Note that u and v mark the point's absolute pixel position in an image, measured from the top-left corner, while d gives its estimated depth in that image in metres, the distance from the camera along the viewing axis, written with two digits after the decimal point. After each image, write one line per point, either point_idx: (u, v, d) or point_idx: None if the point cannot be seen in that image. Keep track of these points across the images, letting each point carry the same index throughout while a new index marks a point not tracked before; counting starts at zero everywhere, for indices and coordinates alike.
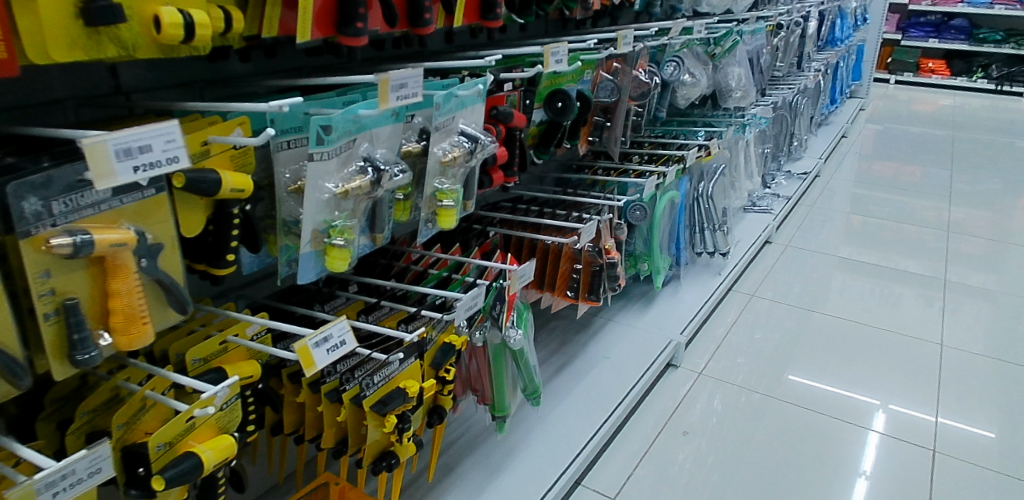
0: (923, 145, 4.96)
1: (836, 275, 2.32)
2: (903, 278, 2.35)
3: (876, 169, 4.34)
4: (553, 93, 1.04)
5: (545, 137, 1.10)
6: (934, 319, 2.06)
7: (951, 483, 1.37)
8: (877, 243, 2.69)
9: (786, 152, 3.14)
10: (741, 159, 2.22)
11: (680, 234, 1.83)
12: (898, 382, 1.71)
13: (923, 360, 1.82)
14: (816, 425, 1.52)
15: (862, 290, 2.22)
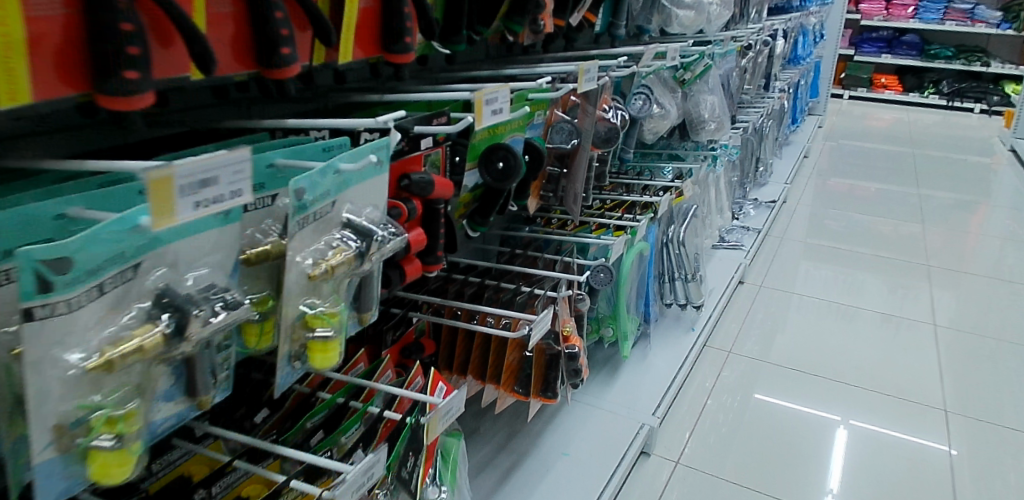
0: (883, 161, 4.86)
1: (816, 320, 2.11)
2: (885, 320, 2.16)
3: (838, 187, 4.20)
4: (492, 151, 0.76)
5: (482, 206, 0.82)
6: (893, 337, 2.05)
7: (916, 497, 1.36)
8: (853, 279, 2.50)
9: (754, 177, 2.94)
10: (712, 193, 1.98)
11: (649, 288, 1.57)
12: (861, 398, 1.71)
13: (884, 376, 1.82)
14: (784, 442, 1.51)
15: (845, 338, 2.01)
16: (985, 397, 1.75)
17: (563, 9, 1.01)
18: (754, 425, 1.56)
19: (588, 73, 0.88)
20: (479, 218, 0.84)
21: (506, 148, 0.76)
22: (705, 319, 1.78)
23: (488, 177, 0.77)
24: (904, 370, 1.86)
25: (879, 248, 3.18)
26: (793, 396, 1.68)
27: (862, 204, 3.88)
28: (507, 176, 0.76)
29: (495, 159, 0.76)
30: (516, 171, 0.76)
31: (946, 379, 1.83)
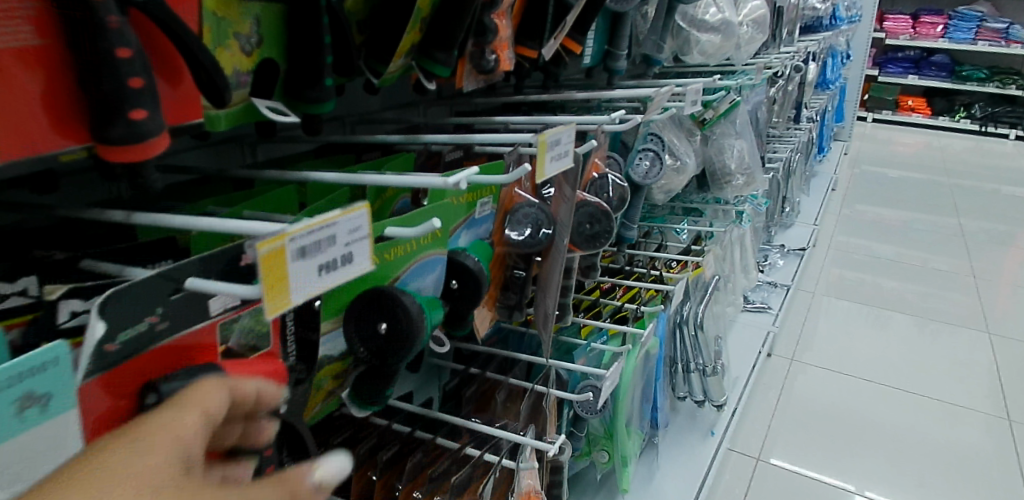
0: (914, 187, 4.51)
1: (850, 408, 1.84)
2: (920, 401, 1.92)
3: (866, 216, 3.85)
4: (367, 299, 0.43)
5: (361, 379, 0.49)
6: (922, 396, 1.95)
7: None
8: (886, 353, 2.20)
9: (779, 219, 2.59)
10: (737, 253, 1.63)
11: (658, 392, 1.23)
12: (887, 456, 1.66)
13: (912, 434, 1.76)
14: (803, 488, 1.52)
15: (882, 439, 1.73)
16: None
17: (539, 36, 0.70)
18: (778, 477, 1.54)
19: (554, 147, 0.53)
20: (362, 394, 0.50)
21: (394, 293, 0.42)
22: (728, 418, 1.45)
23: (366, 345, 0.44)
24: (936, 433, 1.78)
25: (918, 289, 2.84)
26: (813, 447, 1.67)
27: (895, 236, 3.53)
28: (397, 349, 0.42)
29: (373, 315, 0.43)
30: (414, 339, 0.42)
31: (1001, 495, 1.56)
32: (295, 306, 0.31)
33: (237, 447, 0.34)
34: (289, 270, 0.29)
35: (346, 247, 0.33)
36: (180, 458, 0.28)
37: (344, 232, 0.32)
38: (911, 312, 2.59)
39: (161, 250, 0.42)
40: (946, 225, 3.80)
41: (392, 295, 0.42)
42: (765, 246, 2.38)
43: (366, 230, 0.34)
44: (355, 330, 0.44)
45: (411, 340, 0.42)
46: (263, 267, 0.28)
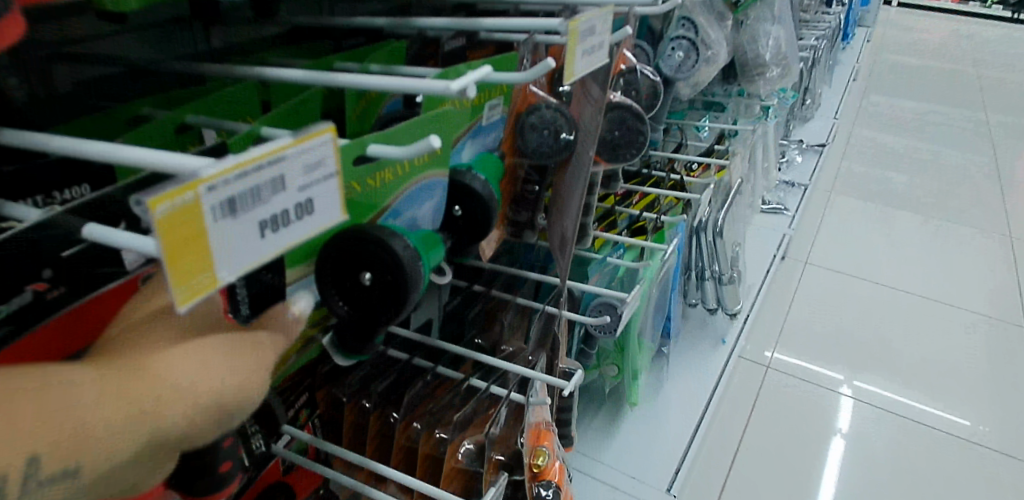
0: (936, 77, 4.28)
1: (850, 318, 1.84)
2: (923, 309, 1.91)
3: (883, 108, 3.66)
4: (343, 248, 0.37)
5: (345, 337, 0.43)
6: (926, 305, 1.93)
7: (910, 475, 1.38)
8: (895, 258, 2.16)
9: (800, 111, 2.43)
10: (760, 151, 1.51)
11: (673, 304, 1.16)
12: (883, 368, 1.67)
13: (909, 346, 1.76)
14: (795, 395, 1.56)
15: (880, 346, 1.75)
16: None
17: None
18: (775, 386, 1.58)
19: (585, 36, 0.43)
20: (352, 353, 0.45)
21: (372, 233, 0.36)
22: (740, 327, 1.39)
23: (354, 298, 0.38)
24: (936, 344, 1.78)
25: (932, 187, 2.74)
26: (810, 357, 1.68)
27: (912, 130, 3.38)
28: (389, 300, 0.37)
29: (354, 264, 0.37)
30: (412, 289, 0.37)
31: (992, 403, 1.60)
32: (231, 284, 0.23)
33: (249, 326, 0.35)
34: (208, 237, 0.21)
35: (300, 196, 0.24)
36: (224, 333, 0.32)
37: (296, 172, 0.24)
38: (925, 212, 2.51)
39: (75, 172, 0.34)
40: (966, 119, 3.64)
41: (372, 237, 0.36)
42: (783, 141, 2.24)
43: (334, 166, 0.25)
44: (334, 285, 0.38)
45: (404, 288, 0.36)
46: (159, 229, 0.20)
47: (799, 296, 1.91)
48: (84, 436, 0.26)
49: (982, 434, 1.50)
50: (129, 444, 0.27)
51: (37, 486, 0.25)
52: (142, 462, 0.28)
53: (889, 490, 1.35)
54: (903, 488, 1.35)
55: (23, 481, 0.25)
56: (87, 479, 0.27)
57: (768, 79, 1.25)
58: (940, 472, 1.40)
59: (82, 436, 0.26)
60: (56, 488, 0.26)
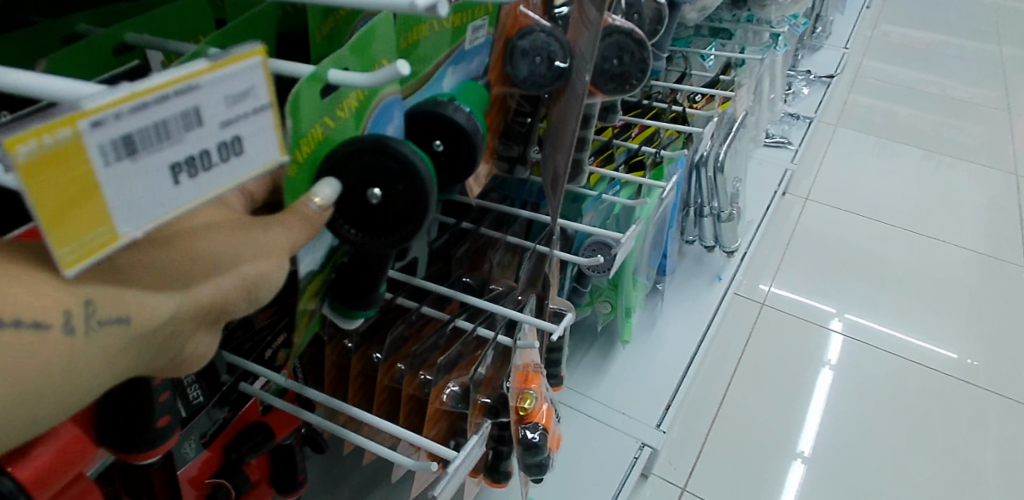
0: (950, 5, 4.11)
1: (848, 254, 1.82)
2: (922, 246, 1.88)
3: (893, 38, 3.53)
4: (343, 166, 0.36)
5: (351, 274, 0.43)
6: (926, 242, 1.90)
7: (898, 409, 1.39)
8: (897, 194, 2.12)
9: (810, 40, 2.34)
10: (767, 81, 1.45)
11: (669, 239, 1.13)
12: (878, 304, 1.67)
13: (906, 283, 1.75)
14: (789, 330, 1.56)
15: (878, 282, 1.74)
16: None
17: None
18: (770, 322, 1.57)
19: None
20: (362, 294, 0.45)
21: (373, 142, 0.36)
22: (738, 263, 1.36)
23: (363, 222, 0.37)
24: (933, 281, 1.76)
25: (939, 121, 2.67)
26: (805, 292, 1.67)
27: (923, 62, 3.27)
28: (409, 215, 0.36)
29: (359, 182, 0.36)
30: (427, 194, 0.36)
31: (985, 341, 1.60)
32: (134, 237, 0.23)
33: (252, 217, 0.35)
34: (104, 190, 0.21)
35: (222, 134, 0.24)
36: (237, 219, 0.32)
37: (214, 108, 0.24)
38: (931, 147, 2.45)
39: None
40: (979, 52, 3.52)
41: (377, 148, 0.36)
42: (790, 72, 2.16)
43: (258, 100, 0.25)
44: (340, 209, 0.37)
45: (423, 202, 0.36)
46: (42, 178, 0.20)
47: (797, 232, 1.88)
48: (130, 284, 0.26)
49: (974, 371, 1.51)
50: (171, 298, 0.27)
51: (97, 327, 0.25)
52: (182, 325, 0.28)
53: (875, 423, 1.36)
54: (889, 422, 1.37)
55: (84, 319, 0.24)
56: (136, 332, 0.26)
57: (782, 5, 1.23)
58: (927, 406, 1.41)
59: (128, 285, 0.26)
60: (111, 335, 0.26)
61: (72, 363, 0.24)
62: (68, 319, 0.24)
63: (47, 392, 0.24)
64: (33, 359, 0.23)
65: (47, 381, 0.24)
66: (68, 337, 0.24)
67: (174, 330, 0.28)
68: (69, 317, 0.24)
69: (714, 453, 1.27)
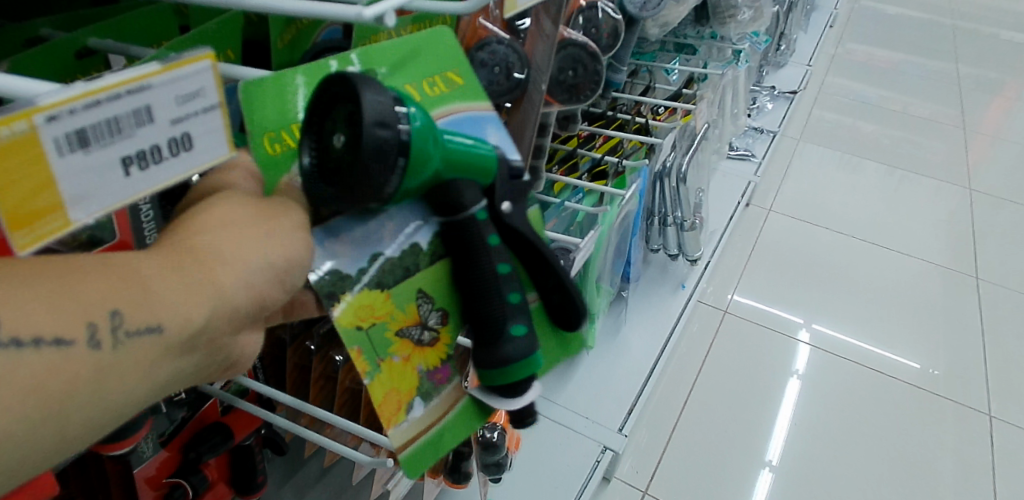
0: (912, 27, 4.24)
1: (812, 266, 1.87)
2: (884, 258, 1.94)
3: (856, 56, 3.63)
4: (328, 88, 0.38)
5: (490, 325, 0.47)
6: (888, 254, 1.96)
7: (859, 417, 1.44)
8: (858, 207, 2.18)
9: (774, 56, 2.40)
10: (729, 96, 1.49)
11: (633, 247, 1.16)
12: (841, 313, 1.71)
13: (867, 294, 1.80)
14: (754, 339, 1.59)
15: (838, 290, 1.79)
16: (984, 379, 1.59)
17: None
18: (735, 331, 1.60)
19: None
20: (497, 351, 0.47)
21: (373, 77, 0.37)
22: (700, 272, 1.39)
23: (499, 208, 0.49)
24: (893, 291, 1.82)
25: (900, 137, 2.75)
26: (770, 301, 1.71)
27: (884, 80, 3.36)
28: (354, 178, 0.36)
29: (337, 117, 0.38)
30: (368, 153, 0.35)
31: (941, 349, 1.65)
32: (86, 224, 0.25)
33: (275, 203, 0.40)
34: (57, 179, 0.23)
35: (172, 131, 0.26)
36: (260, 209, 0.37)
37: (165, 107, 0.26)
38: (892, 162, 2.52)
39: None
40: (938, 71, 3.64)
41: (357, 78, 0.37)
42: (755, 87, 2.21)
43: (207, 99, 0.27)
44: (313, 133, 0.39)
45: (375, 169, 0.36)
46: (3, 164, 0.21)
47: (762, 243, 1.93)
48: (158, 301, 0.30)
49: (928, 376, 1.57)
50: (202, 306, 0.32)
51: (124, 337, 0.29)
52: (217, 321, 0.33)
53: (838, 430, 1.40)
54: (850, 428, 1.41)
55: (111, 331, 0.28)
56: (170, 339, 0.31)
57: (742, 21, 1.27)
58: (888, 413, 1.46)
59: (158, 302, 0.30)
60: (144, 342, 0.30)
61: (102, 374, 0.29)
62: (93, 332, 0.28)
63: (90, 401, 0.28)
64: (62, 370, 0.27)
65: (83, 378, 0.28)
66: (94, 348, 0.28)
67: (210, 329, 0.33)
68: (93, 331, 0.28)
69: (681, 459, 1.30)
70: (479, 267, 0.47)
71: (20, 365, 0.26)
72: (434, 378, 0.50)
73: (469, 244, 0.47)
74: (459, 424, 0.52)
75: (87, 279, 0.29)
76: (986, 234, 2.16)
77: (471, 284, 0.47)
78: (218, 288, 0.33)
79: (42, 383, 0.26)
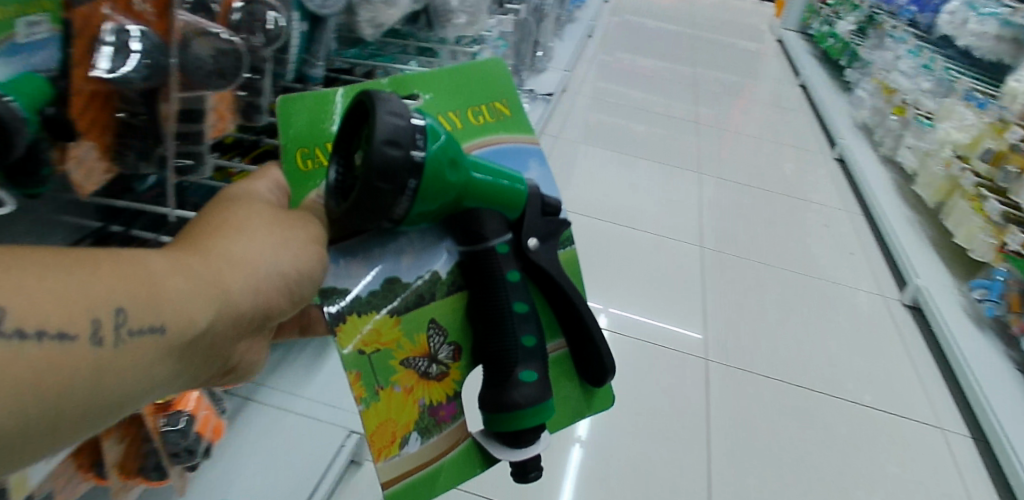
0: (666, 38, 4.77)
1: (591, 254, 2.05)
2: (653, 244, 2.18)
3: (624, 64, 4.00)
4: (352, 116, 0.70)
5: (505, 369, 0.80)
6: (662, 240, 2.21)
7: (638, 385, 1.61)
8: (630, 200, 2.43)
9: (531, 63, 2.58)
10: None
11: None
12: (622, 296, 1.90)
13: (639, 274, 2.02)
14: None
15: (617, 275, 1.99)
16: (706, 332, 1.83)
17: None
18: None
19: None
20: (496, 371, 0.80)
21: (403, 113, 0.67)
22: None
23: (522, 245, 0.84)
24: (661, 271, 2.06)
25: (658, 135, 3.09)
26: None
27: (644, 84, 3.75)
28: (362, 188, 0.65)
29: (358, 143, 0.70)
30: (371, 154, 0.64)
31: (675, 311, 1.89)
32: None
33: (294, 223, 0.67)
34: None
35: None
36: (269, 235, 0.63)
37: None
38: (653, 157, 2.84)
39: None
40: (685, 75, 4.13)
41: (384, 107, 0.66)
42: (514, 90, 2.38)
43: None
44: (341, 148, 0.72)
45: (382, 189, 0.66)
46: None
47: None
48: (159, 307, 0.51)
49: (657, 334, 1.78)
50: (206, 308, 0.55)
51: (127, 333, 0.49)
52: (217, 318, 0.56)
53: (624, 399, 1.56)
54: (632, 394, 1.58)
55: (116, 326, 0.48)
56: (167, 334, 0.52)
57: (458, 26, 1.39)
58: (665, 377, 1.65)
59: (161, 308, 0.51)
60: (146, 335, 0.50)
61: (107, 356, 0.48)
62: (98, 328, 0.47)
63: (95, 375, 0.48)
64: (72, 354, 0.46)
65: (104, 358, 0.48)
66: (95, 339, 0.47)
67: (210, 323, 0.55)
68: (96, 324, 0.47)
69: None
70: (496, 299, 0.80)
71: (36, 349, 0.44)
72: (435, 416, 0.81)
73: (489, 273, 0.81)
74: (457, 456, 0.83)
75: (92, 286, 0.49)
76: (731, 214, 2.51)
77: (485, 327, 0.81)
78: (218, 293, 0.56)
79: (60, 363, 0.45)
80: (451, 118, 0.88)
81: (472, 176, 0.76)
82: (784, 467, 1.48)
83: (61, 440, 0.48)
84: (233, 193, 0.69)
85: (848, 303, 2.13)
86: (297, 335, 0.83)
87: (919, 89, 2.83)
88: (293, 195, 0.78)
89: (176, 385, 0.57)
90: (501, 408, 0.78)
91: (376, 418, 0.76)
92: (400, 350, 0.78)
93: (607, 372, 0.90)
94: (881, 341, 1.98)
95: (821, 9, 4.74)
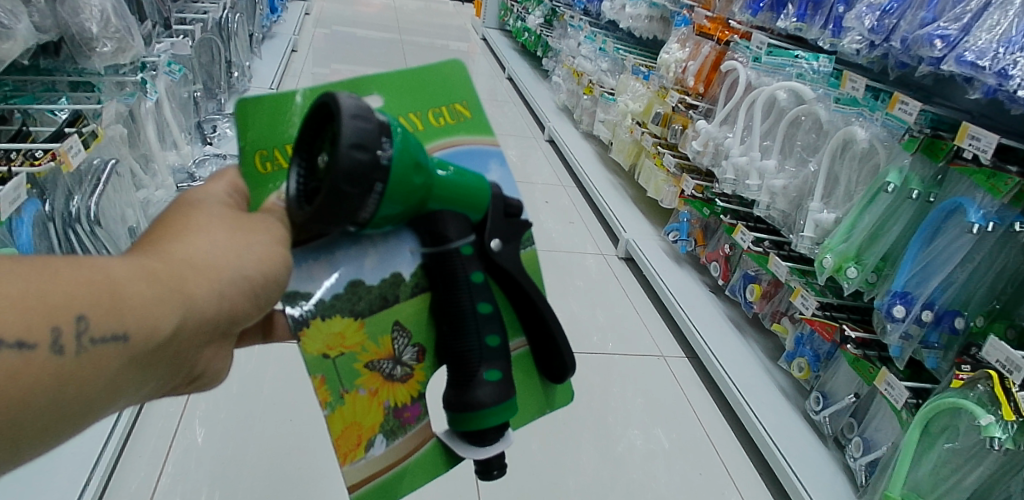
0: (375, 45, 4.81)
1: None
2: None
3: (342, 73, 3.97)
4: (315, 115, 0.61)
5: (467, 368, 0.69)
6: None
7: None
8: None
9: (231, 85, 2.45)
10: (146, 128, 1.61)
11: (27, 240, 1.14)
12: None
13: None
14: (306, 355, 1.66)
15: None
16: None
17: None
18: (281, 356, 1.64)
19: None
20: (460, 369, 0.70)
21: (369, 113, 0.60)
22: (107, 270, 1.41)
23: (490, 244, 0.73)
24: None
25: None
26: None
27: None
28: (327, 192, 0.57)
29: (322, 143, 0.61)
30: (339, 160, 0.57)
31: None
32: None
33: (281, 222, 0.62)
34: None
35: None
36: (250, 233, 0.59)
37: None
38: None
39: None
40: None
41: (348, 108, 0.58)
42: (214, 116, 2.24)
43: None
44: (307, 150, 0.62)
45: (350, 193, 0.58)
46: None
47: None
48: (122, 313, 0.48)
49: None
50: (176, 318, 0.51)
51: (87, 344, 0.47)
52: (187, 329, 0.53)
53: None
54: None
55: (74, 336, 0.46)
56: (131, 345, 0.49)
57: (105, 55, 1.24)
58: None
59: (127, 319, 0.48)
60: (107, 347, 0.48)
61: (67, 364, 0.47)
62: (60, 337, 0.46)
63: (47, 388, 0.47)
64: (26, 364, 0.45)
65: (62, 368, 0.47)
66: (51, 348, 0.46)
67: (176, 335, 0.52)
68: (57, 332, 0.46)
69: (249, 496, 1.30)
70: (457, 302, 0.69)
71: None
72: (400, 418, 0.70)
73: (450, 276, 0.69)
74: (424, 458, 0.71)
75: (52, 292, 0.46)
76: None
77: (447, 324, 0.70)
78: (189, 304, 0.52)
79: (16, 372, 0.44)
80: (417, 116, 0.74)
81: (437, 175, 0.67)
82: (546, 429, 1.60)
83: (15, 447, 0.47)
84: (184, 200, 0.61)
85: (579, 265, 2.36)
86: (259, 342, 0.78)
87: (599, 70, 3.22)
88: (252, 199, 0.67)
89: (135, 394, 0.54)
90: (462, 407, 0.68)
91: (340, 423, 0.66)
92: (364, 353, 0.67)
93: (568, 371, 0.77)
94: (608, 291, 2.24)
95: (512, 5, 5.16)
